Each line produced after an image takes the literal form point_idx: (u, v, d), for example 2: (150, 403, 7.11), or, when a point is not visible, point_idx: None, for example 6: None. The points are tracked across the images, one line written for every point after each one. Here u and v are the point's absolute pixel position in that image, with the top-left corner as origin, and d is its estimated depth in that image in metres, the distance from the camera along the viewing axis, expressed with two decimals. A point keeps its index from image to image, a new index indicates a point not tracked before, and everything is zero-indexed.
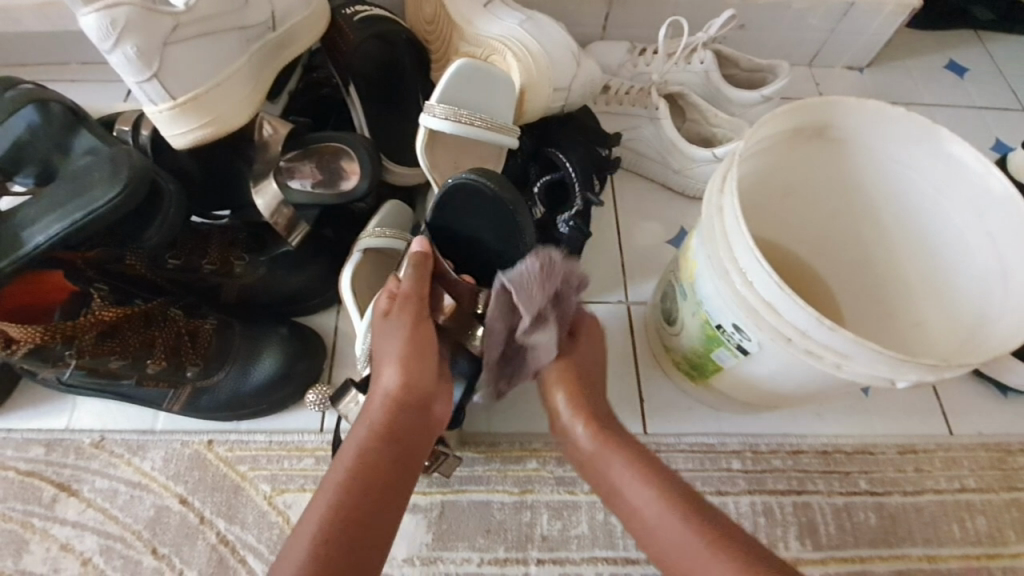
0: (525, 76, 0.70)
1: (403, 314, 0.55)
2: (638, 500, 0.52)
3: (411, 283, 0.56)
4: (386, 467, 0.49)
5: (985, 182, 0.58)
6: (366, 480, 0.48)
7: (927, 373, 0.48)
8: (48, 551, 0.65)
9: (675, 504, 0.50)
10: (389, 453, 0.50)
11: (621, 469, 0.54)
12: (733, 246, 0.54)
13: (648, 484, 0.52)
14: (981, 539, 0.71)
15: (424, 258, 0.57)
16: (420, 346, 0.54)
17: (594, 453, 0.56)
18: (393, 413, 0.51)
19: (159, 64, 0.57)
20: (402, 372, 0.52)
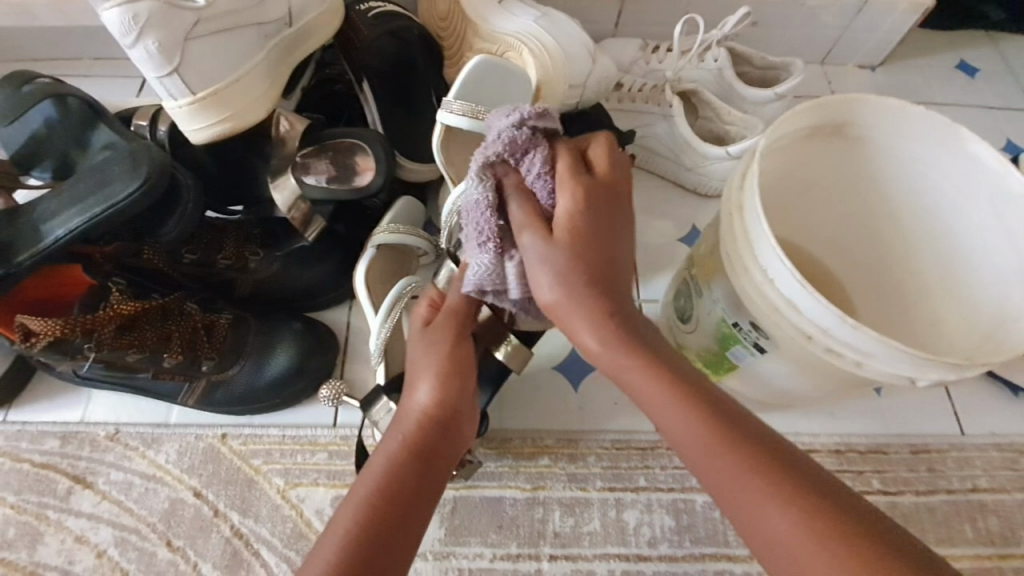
0: (542, 73, 0.70)
1: (446, 331, 0.53)
2: (669, 422, 0.44)
3: (455, 296, 0.55)
4: (414, 481, 0.47)
5: (1005, 181, 0.57)
6: (393, 493, 0.46)
7: (948, 372, 0.48)
8: (62, 543, 0.66)
9: (713, 425, 0.43)
10: (417, 467, 0.48)
11: (651, 388, 0.45)
12: (754, 243, 0.54)
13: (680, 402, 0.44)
14: (994, 539, 0.71)
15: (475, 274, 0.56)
16: (457, 363, 0.52)
17: (612, 368, 0.47)
18: (423, 430, 0.49)
19: (179, 59, 0.57)
20: (436, 389, 0.50)
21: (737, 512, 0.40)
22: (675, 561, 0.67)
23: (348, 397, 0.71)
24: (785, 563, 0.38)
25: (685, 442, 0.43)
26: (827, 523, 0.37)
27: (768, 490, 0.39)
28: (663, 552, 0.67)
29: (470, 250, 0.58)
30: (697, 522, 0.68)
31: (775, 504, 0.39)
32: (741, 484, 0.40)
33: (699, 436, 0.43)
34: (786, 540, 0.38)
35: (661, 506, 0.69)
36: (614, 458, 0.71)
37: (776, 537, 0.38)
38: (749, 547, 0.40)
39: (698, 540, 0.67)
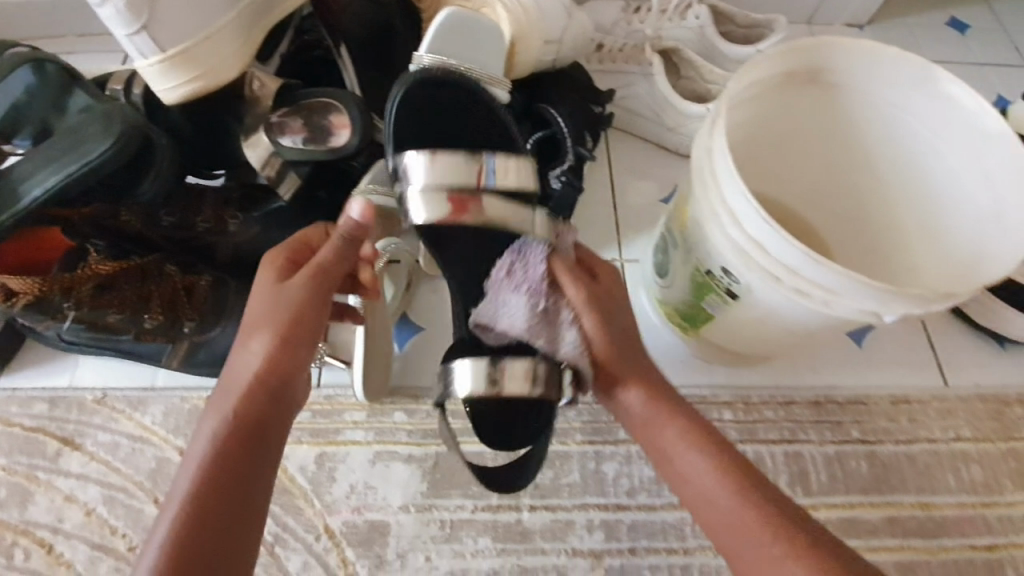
0: (516, 28, 0.69)
1: (289, 293, 0.48)
2: (696, 474, 0.48)
3: (326, 250, 0.50)
4: (234, 462, 0.43)
5: (981, 122, 0.56)
6: (210, 485, 0.42)
7: (916, 307, 0.48)
8: (52, 502, 0.67)
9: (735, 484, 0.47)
10: (242, 444, 0.44)
11: (677, 444, 0.50)
12: (723, 185, 0.54)
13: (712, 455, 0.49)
14: (976, 488, 0.71)
15: (356, 231, 0.49)
16: (289, 322, 0.47)
17: (654, 419, 0.51)
18: (247, 398, 0.45)
19: (148, 16, 0.57)
20: (267, 348, 0.46)
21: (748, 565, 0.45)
22: (652, 510, 0.68)
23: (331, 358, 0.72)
24: None
25: (716, 499, 0.47)
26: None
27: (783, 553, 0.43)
28: (641, 501, 0.68)
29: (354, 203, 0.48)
30: None
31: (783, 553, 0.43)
32: (740, 519, 0.45)
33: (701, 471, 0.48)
34: None
35: (640, 458, 0.70)
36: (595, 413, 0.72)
37: None
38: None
39: None
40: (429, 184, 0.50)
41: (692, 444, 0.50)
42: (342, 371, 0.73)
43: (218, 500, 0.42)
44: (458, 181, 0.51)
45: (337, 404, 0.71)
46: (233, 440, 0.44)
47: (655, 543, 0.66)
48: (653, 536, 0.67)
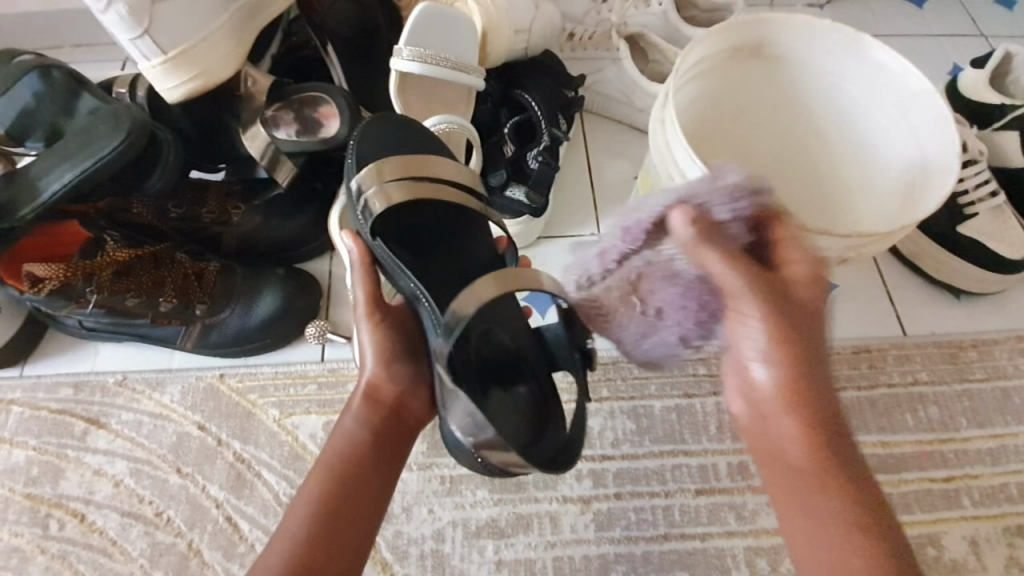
0: (486, 20, 0.75)
1: (373, 335, 0.58)
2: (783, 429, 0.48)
3: (363, 283, 0.58)
4: (358, 475, 0.53)
5: (906, 82, 0.63)
6: (337, 493, 0.51)
7: (847, 246, 0.56)
8: (82, 476, 0.73)
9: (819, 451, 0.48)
10: (362, 458, 0.54)
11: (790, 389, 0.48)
12: (674, 151, 0.60)
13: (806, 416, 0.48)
14: (933, 426, 0.77)
15: (355, 255, 0.58)
16: (387, 350, 0.58)
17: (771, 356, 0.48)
18: (368, 407, 0.56)
19: (148, 21, 0.63)
20: (373, 377, 0.57)
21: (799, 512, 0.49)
22: (636, 458, 0.74)
23: (333, 334, 0.78)
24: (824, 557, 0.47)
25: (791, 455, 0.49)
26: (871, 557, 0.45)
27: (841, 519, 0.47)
28: (625, 451, 0.74)
29: (346, 236, 0.59)
30: (655, 424, 0.75)
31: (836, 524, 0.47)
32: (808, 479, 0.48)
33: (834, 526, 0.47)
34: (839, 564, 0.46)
35: (622, 412, 0.76)
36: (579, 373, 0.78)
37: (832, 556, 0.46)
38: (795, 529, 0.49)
39: (657, 439, 0.75)
40: (381, 184, 0.58)
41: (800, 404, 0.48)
42: (344, 346, 0.79)
43: (348, 484, 0.52)
44: (402, 181, 0.58)
45: (340, 376, 0.77)
46: (356, 454, 0.54)
47: (638, 488, 0.72)
48: (636, 481, 0.73)
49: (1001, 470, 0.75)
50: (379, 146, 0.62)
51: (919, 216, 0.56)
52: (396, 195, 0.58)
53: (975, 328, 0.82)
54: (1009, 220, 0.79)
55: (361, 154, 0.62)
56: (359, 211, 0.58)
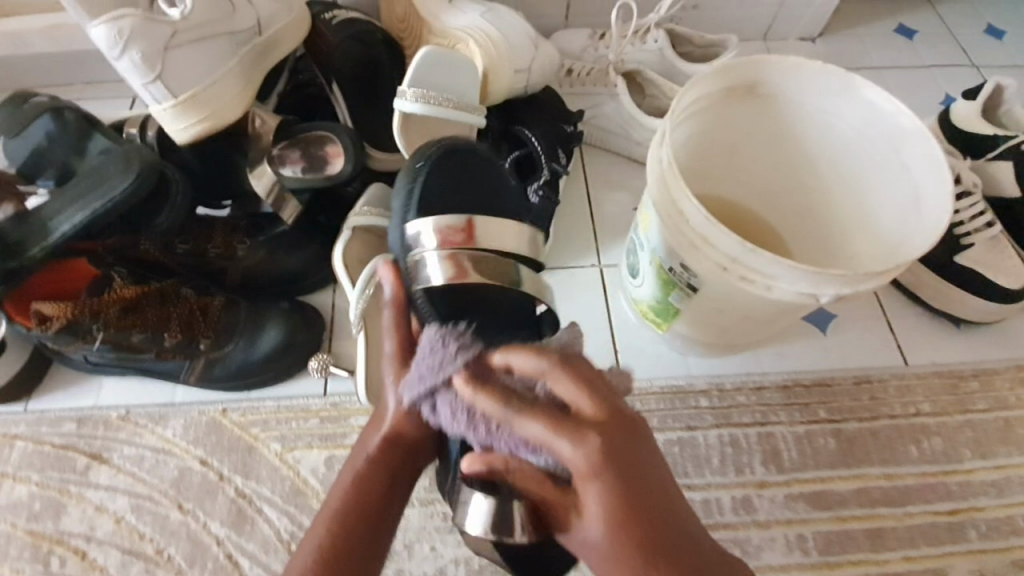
0: (487, 61, 0.78)
1: (401, 376, 0.54)
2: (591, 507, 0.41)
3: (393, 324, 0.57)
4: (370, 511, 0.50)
5: (896, 121, 0.64)
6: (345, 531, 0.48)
7: (844, 287, 0.56)
8: (83, 512, 0.73)
9: (618, 531, 0.40)
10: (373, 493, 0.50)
11: (624, 460, 0.41)
12: (673, 192, 0.61)
13: (602, 495, 0.41)
14: (937, 458, 0.77)
15: (394, 296, 0.57)
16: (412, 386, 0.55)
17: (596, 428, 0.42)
18: (385, 445, 0.52)
19: (161, 67, 0.66)
20: (397, 416, 0.54)
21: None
22: None
23: (335, 367, 0.79)
24: None
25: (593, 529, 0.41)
26: None
27: None
28: None
29: (383, 272, 0.58)
30: None
31: None
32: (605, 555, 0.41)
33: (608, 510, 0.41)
34: None
35: None
36: None
37: None
38: None
39: None
40: (447, 246, 0.60)
41: (590, 484, 0.41)
42: (346, 380, 0.79)
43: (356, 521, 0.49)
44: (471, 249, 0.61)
45: (343, 410, 0.77)
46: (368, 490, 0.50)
47: None
48: None
49: (1006, 502, 0.75)
50: (443, 193, 0.63)
51: (909, 258, 0.57)
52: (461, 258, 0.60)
53: (976, 357, 0.82)
54: (1005, 249, 0.80)
55: (424, 199, 0.62)
56: (408, 265, 0.61)
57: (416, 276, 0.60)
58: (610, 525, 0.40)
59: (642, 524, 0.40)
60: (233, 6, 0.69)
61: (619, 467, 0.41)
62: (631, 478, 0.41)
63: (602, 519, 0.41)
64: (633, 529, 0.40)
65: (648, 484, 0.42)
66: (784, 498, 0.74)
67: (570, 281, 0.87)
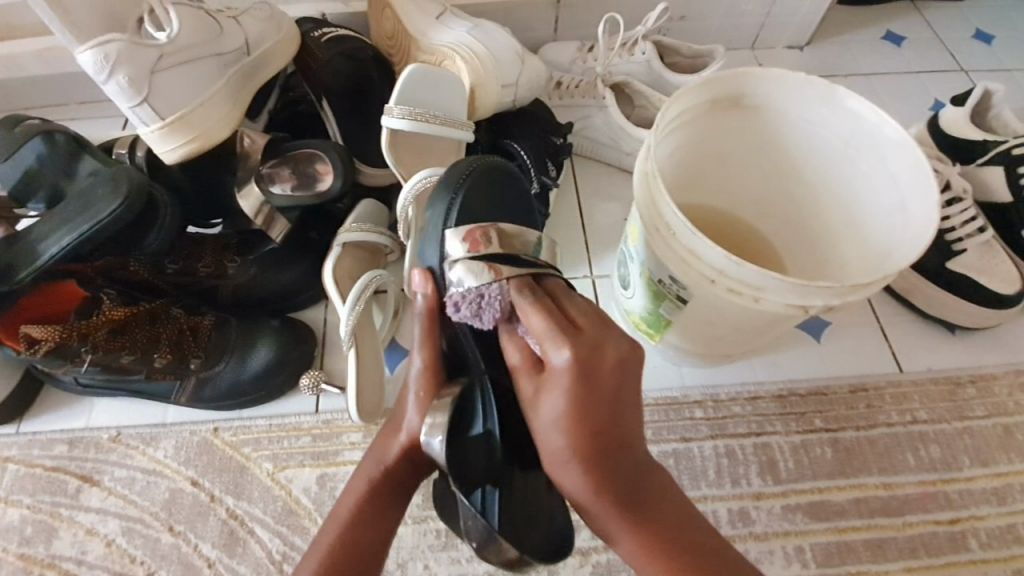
0: (474, 77, 0.79)
1: (425, 396, 0.54)
2: (554, 400, 0.48)
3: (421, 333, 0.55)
4: (373, 528, 0.53)
5: (881, 130, 0.64)
6: (348, 547, 0.52)
7: (832, 298, 0.55)
8: (74, 536, 0.72)
9: (575, 425, 0.47)
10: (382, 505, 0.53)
11: (592, 374, 0.47)
12: (660, 205, 0.61)
13: (567, 393, 0.47)
14: (935, 466, 0.76)
15: (426, 306, 0.54)
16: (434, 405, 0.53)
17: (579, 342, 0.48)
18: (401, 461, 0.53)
19: (148, 90, 0.66)
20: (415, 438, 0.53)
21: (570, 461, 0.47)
22: None
23: (327, 385, 0.78)
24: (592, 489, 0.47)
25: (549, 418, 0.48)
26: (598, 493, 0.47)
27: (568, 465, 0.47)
28: None
29: (416, 276, 0.55)
30: None
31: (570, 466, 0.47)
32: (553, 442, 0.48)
33: (571, 411, 0.47)
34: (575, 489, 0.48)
35: None
36: None
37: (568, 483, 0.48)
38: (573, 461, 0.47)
39: None
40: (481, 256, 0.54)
41: (558, 383, 0.48)
42: (339, 397, 0.79)
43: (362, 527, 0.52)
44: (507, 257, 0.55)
45: (335, 428, 0.77)
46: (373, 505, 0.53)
47: None
48: None
49: (1007, 510, 0.74)
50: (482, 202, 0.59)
51: (896, 269, 0.57)
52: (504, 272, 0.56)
53: (973, 363, 0.82)
54: (998, 254, 0.80)
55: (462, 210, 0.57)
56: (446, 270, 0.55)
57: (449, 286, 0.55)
58: (572, 418, 0.47)
59: (592, 423, 0.47)
60: (222, 28, 0.71)
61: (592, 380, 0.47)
62: (601, 390, 0.47)
63: (562, 417, 0.47)
64: (586, 426, 0.47)
65: (616, 403, 0.48)
66: (782, 510, 0.73)
67: None
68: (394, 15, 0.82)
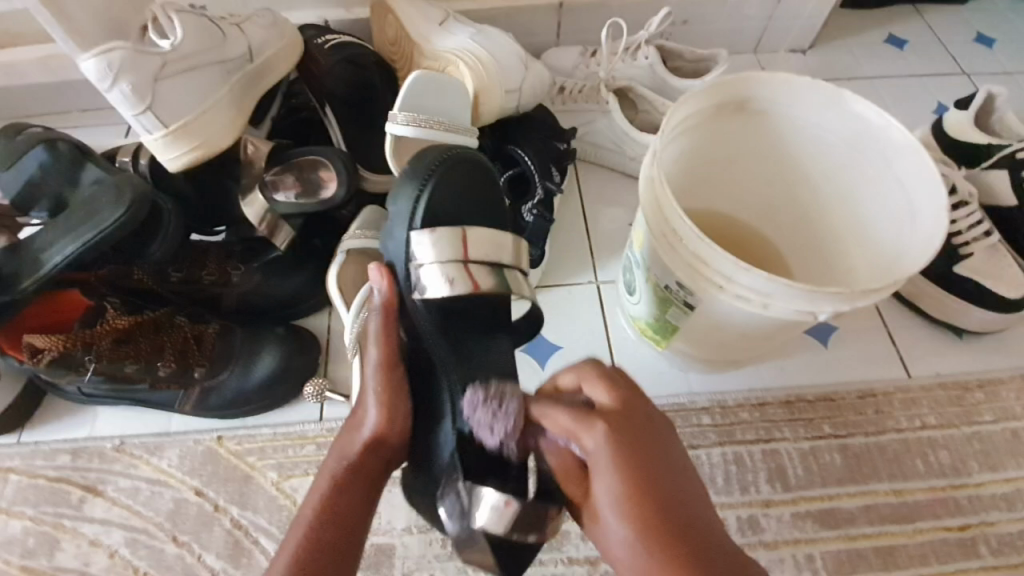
0: (478, 83, 0.78)
1: (386, 384, 0.55)
2: (600, 490, 0.46)
3: (380, 327, 0.56)
4: (349, 518, 0.49)
5: (888, 135, 0.64)
6: (323, 541, 0.47)
7: (841, 304, 0.55)
8: (78, 547, 0.71)
9: (628, 503, 0.44)
10: (353, 492, 0.51)
11: (627, 450, 0.46)
12: (665, 212, 0.60)
13: (611, 475, 0.45)
14: (945, 471, 0.75)
15: (386, 301, 0.56)
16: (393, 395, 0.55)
17: (604, 418, 0.48)
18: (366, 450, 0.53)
19: (151, 98, 0.66)
20: (378, 429, 0.54)
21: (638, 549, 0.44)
22: None
23: (332, 393, 0.78)
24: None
25: (605, 510, 0.46)
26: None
27: (642, 558, 0.43)
28: None
29: (374, 274, 0.57)
30: None
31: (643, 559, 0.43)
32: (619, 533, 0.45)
33: (631, 512, 0.44)
34: None
35: None
36: None
37: None
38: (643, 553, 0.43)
39: None
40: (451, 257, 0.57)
41: (598, 467, 0.46)
42: (344, 405, 0.79)
43: (335, 520, 0.49)
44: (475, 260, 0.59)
45: None
46: (343, 499, 0.50)
47: None
48: None
49: (1017, 516, 0.73)
50: (450, 202, 0.60)
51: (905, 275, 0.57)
52: (469, 271, 0.58)
53: (981, 368, 0.81)
54: (1005, 258, 0.79)
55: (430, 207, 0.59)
56: (410, 270, 0.58)
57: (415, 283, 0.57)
58: (623, 501, 0.44)
59: (644, 497, 0.44)
60: (225, 36, 0.71)
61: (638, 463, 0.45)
62: (642, 462, 0.46)
63: (614, 499, 0.45)
64: (640, 500, 0.44)
65: (662, 473, 0.46)
66: (791, 517, 0.72)
67: (567, 298, 0.87)
68: (397, 22, 0.82)
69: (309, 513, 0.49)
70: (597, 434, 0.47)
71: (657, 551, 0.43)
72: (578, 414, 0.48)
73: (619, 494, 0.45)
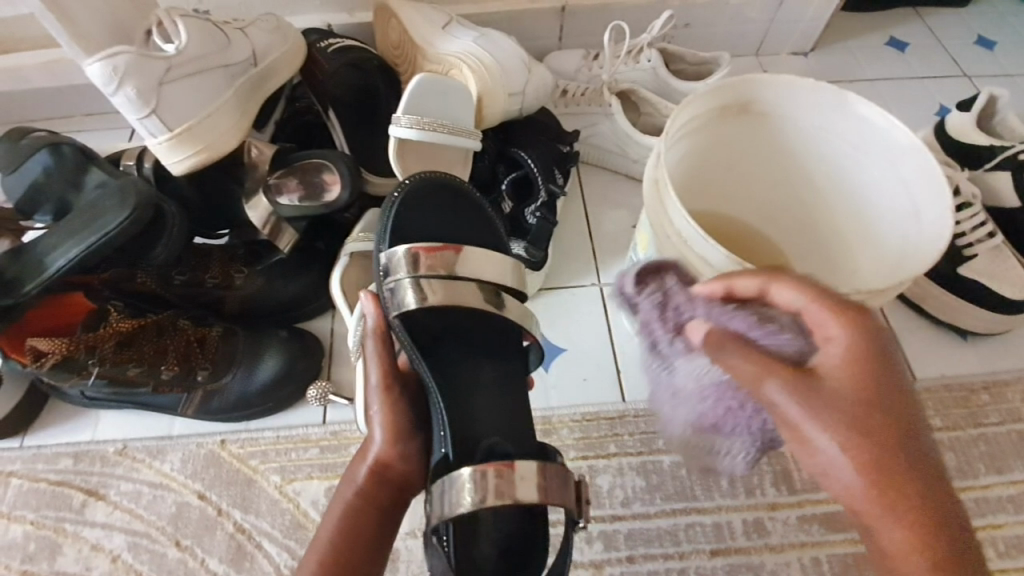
0: (481, 85, 0.78)
1: (386, 407, 0.57)
2: (830, 368, 0.42)
3: (375, 352, 0.58)
4: (361, 544, 0.51)
5: (893, 136, 0.64)
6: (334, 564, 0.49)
7: None
8: (80, 552, 0.71)
9: (860, 395, 0.41)
10: (360, 518, 0.52)
11: (867, 350, 0.42)
12: (669, 213, 0.61)
13: (852, 366, 0.42)
14: (951, 474, 0.75)
15: (375, 327, 0.58)
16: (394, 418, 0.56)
17: (848, 313, 0.43)
18: (372, 477, 0.54)
19: (156, 101, 0.66)
20: (381, 453, 0.55)
21: (846, 435, 0.40)
22: (649, 518, 0.72)
23: (335, 396, 0.78)
24: (862, 469, 0.40)
25: (826, 390, 0.42)
26: (877, 482, 0.39)
27: (837, 445, 0.40)
28: (637, 510, 0.73)
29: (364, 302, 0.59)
30: (666, 481, 0.74)
31: (839, 444, 0.40)
32: (831, 414, 0.41)
33: (844, 412, 0.40)
34: (836, 473, 0.41)
35: (631, 469, 0.75)
36: (586, 429, 0.77)
37: (828, 466, 0.41)
38: (841, 440, 0.40)
39: (668, 496, 0.73)
40: (418, 270, 0.58)
41: (844, 351, 0.42)
42: (347, 408, 0.78)
43: (346, 546, 0.50)
44: (446, 275, 0.59)
45: (343, 439, 0.76)
46: (357, 526, 0.52)
47: (651, 550, 0.71)
48: (649, 542, 0.71)
49: None
50: (417, 220, 0.62)
51: (912, 275, 0.56)
52: (440, 285, 0.59)
53: (985, 369, 0.81)
54: (1009, 260, 0.79)
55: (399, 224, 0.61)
56: (387, 291, 0.58)
57: (393, 301, 0.58)
58: (855, 391, 0.41)
59: (875, 396, 0.41)
60: (229, 40, 0.71)
61: (881, 366, 0.42)
62: (875, 368, 0.42)
63: (839, 382, 0.41)
64: (866, 400, 0.41)
65: (897, 387, 0.41)
66: (797, 521, 0.72)
67: (571, 301, 0.87)
68: (400, 26, 0.83)
69: (325, 540, 0.51)
70: (842, 323, 0.43)
71: (860, 443, 0.40)
72: (816, 297, 0.45)
73: (847, 385, 0.41)
